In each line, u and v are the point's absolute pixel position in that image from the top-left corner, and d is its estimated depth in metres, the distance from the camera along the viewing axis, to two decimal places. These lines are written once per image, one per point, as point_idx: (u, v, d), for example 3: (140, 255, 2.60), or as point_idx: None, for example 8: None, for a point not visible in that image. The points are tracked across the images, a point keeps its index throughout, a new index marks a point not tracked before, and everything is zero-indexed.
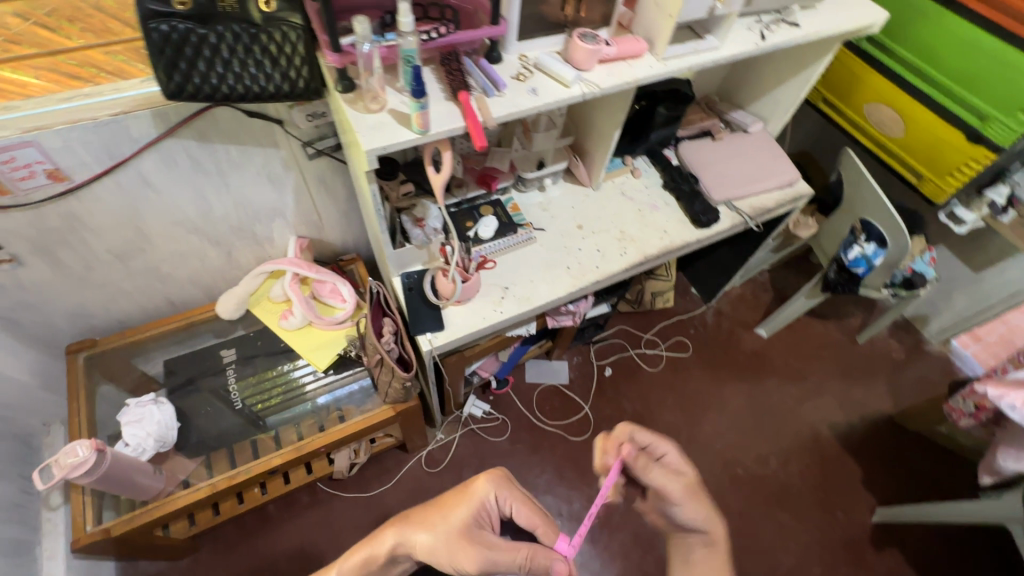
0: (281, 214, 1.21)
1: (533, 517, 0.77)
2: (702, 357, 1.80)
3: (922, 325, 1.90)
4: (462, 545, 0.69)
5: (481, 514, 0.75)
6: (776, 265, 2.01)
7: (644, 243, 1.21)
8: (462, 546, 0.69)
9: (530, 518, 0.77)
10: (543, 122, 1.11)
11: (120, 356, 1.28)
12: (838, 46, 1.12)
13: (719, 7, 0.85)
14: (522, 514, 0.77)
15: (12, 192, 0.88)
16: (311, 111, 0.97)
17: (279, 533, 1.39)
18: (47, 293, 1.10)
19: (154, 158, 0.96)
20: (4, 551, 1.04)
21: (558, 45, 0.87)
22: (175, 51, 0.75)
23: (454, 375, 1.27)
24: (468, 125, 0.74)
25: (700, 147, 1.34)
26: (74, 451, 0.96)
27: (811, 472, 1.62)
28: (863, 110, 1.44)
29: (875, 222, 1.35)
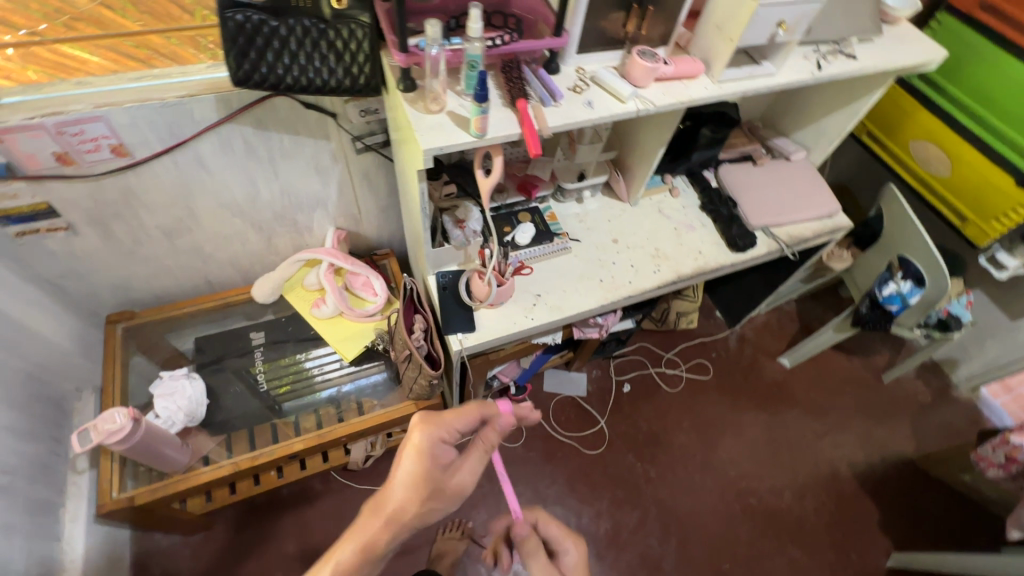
0: (322, 204, 1.23)
1: (471, 415, 0.78)
2: (722, 381, 1.78)
3: (950, 368, 1.86)
4: (417, 451, 0.71)
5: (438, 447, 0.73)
6: (804, 296, 1.98)
7: (678, 262, 1.20)
8: (416, 450, 0.71)
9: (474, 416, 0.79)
10: (589, 135, 1.12)
11: (155, 330, 1.32)
12: (891, 81, 1.11)
13: (781, 34, 0.86)
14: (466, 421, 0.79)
15: (77, 163, 0.92)
16: (364, 107, 1.00)
17: (290, 518, 1.41)
18: (96, 263, 1.14)
19: (212, 141, 0.99)
20: (32, 509, 1.07)
21: (613, 60, 0.89)
22: (247, 40, 0.78)
23: (477, 377, 1.28)
24: (524, 132, 0.76)
25: (740, 171, 1.34)
26: (112, 418, 1.00)
27: (826, 509, 1.59)
28: (909, 146, 1.43)
29: (914, 260, 1.33)
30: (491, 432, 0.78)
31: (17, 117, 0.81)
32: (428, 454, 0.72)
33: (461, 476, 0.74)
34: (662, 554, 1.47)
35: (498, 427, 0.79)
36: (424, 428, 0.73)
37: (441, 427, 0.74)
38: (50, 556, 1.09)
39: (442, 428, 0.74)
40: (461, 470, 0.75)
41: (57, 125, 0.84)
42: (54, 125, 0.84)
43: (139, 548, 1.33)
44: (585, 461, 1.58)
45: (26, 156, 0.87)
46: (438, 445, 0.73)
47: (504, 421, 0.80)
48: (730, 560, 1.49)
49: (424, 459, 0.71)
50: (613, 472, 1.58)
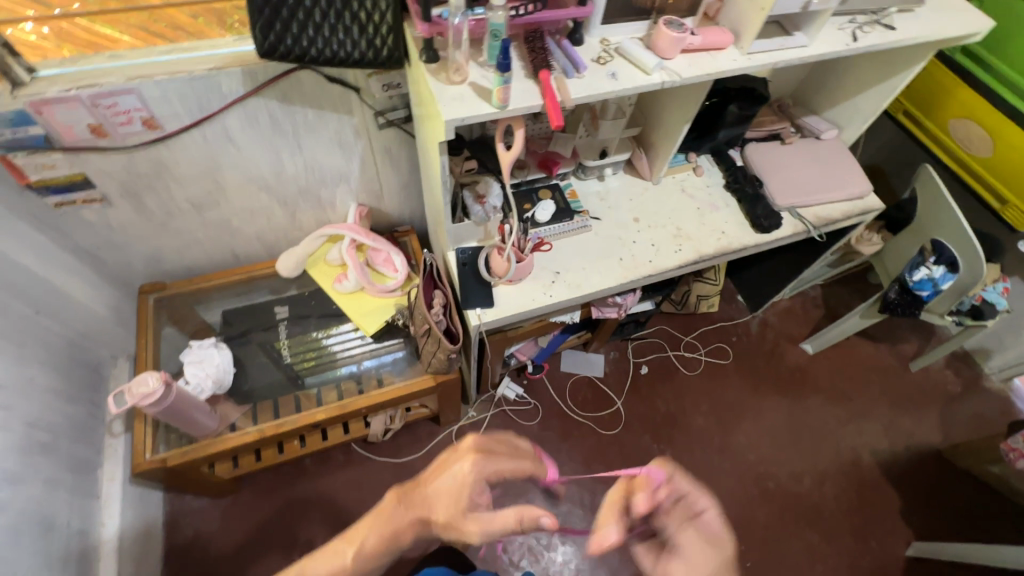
0: (345, 180, 1.25)
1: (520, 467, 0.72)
2: (742, 365, 1.76)
3: (982, 358, 1.80)
4: (459, 475, 0.67)
5: (478, 485, 0.68)
6: (830, 281, 1.94)
7: (700, 242, 1.19)
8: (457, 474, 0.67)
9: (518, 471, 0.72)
10: (612, 110, 1.10)
11: (185, 302, 1.36)
12: (932, 54, 1.06)
13: (815, 1, 0.83)
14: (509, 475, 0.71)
15: (111, 135, 0.95)
16: (387, 81, 1.01)
17: (313, 486, 1.46)
18: (130, 234, 1.17)
19: (239, 115, 1.00)
20: (74, 468, 1.13)
21: (640, 31, 0.87)
22: (273, 12, 0.78)
23: (495, 354, 1.29)
24: (546, 103, 0.75)
25: (767, 150, 1.30)
26: (144, 381, 1.04)
27: (846, 496, 1.57)
28: (948, 125, 1.37)
29: (948, 244, 1.28)
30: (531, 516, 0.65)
31: (54, 89, 0.84)
32: (466, 480, 0.67)
33: (482, 530, 0.64)
34: None
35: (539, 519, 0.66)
36: (473, 458, 0.68)
37: (490, 461, 0.68)
38: (89, 512, 1.15)
39: (489, 461, 0.68)
40: (487, 527, 0.64)
41: (92, 97, 0.87)
42: (89, 98, 0.86)
43: (172, 510, 1.40)
44: (601, 441, 1.59)
45: (63, 127, 0.90)
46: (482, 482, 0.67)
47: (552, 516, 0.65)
48: (745, 543, 1.49)
49: (459, 485, 0.66)
50: (629, 453, 1.58)
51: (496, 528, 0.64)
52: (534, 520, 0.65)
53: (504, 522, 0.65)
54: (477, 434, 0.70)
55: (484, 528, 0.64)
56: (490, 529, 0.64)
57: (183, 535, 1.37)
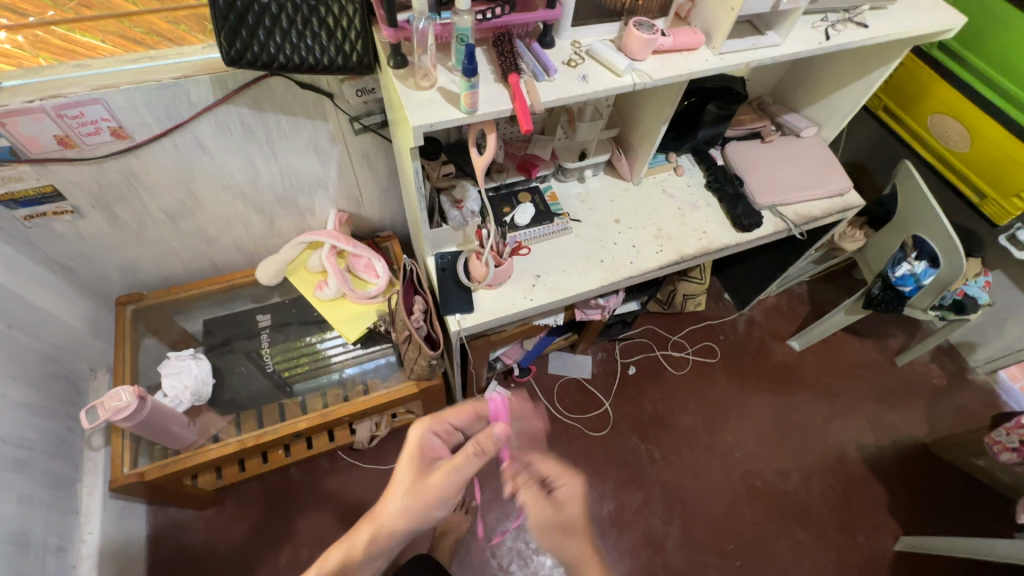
0: (323, 186, 1.24)
1: (465, 412, 0.88)
2: (729, 363, 1.76)
3: (968, 352, 1.81)
4: (414, 441, 0.83)
5: (429, 440, 0.84)
6: (816, 277, 1.94)
7: (681, 242, 1.18)
8: (411, 443, 0.83)
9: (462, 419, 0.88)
10: (589, 112, 1.10)
11: (164, 311, 1.34)
12: (908, 50, 1.06)
13: (785, 0, 0.83)
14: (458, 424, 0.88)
15: (79, 146, 0.93)
16: (361, 86, 0.99)
17: (299, 495, 1.44)
18: (104, 245, 1.16)
19: (211, 123, 0.99)
20: (50, 484, 1.11)
21: (611, 33, 0.86)
22: (238, 19, 0.77)
23: (479, 359, 1.28)
24: (515, 107, 0.74)
25: (748, 149, 1.30)
26: (117, 396, 1.03)
27: (834, 492, 1.57)
28: (927, 121, 1.38)
29: (929, 240, 1.28)
30: (484, 438, 0.80)
31: (17, 100, 0.82)
32: (421, 442, 0.83)
33: (452, 472, 0.78)
34: (664, 535, 1.48)
35: (492, 436, 0.81)
36: (423, 422, 0.85)
37: (438, 422, 0.86)
38: (68, 528, 1.13)
39: (435, 422, 0.85)
40: (453, 466, 0.79)
41: (56, 108, 0.85)
42: (54, 108, 0.85)
43: (154, 522, 1.39)
44: (589, 442, 1.59)
45: (28, 139, 0.88)
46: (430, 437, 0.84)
47: (498, 428, 0.81)
48: (733, 542, 1.49)
49: (417, 449, 0.82)
50: (617, 454, 1.58)
51: (461, 464, 0.79)
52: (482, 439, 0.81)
53: (468, 460, 0.79)
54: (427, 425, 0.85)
55: (450, 471, 0.78)
56: (454, 465, 0.79)
57: (167, 548, 1.36)
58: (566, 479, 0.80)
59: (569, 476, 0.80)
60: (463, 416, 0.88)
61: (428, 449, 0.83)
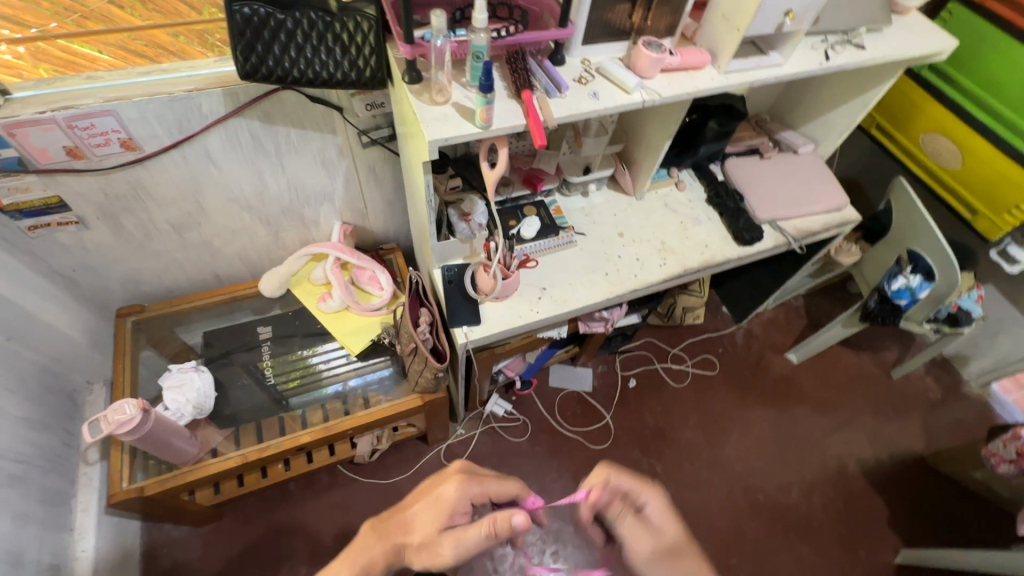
0: (329, 199, 1.24)
1: (506, 486, 0.80)
2: (729, 376, 1.77)
3: (960, 365, 1.84)
4: (443, 499, 0.75)
5: (460, 503, 0.75)
6: (811, 291, 1.97)
7: (684, 255, 1.20)
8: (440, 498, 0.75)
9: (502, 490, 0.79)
10: (594, 127, 1.12)
11: (164, 324, 1.33)
12: (901, 71, 1.10)
13: (788, 23, 0.85)
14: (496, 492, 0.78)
15: (87, 157, 0.93)
16: (370, 100, 1.01)
17: (298, 510, 1.42)
18: (107, 257, 1.15)
19: (220, 135, 0.99)
20: (45, 501, 1.09)
21: (619, 52, 0.89)
22: (254, 34, 0.78)
23: (483, 371, 1.28)
24: (529, 124, 0.76)
25: (747, 164, 1.33)
26: (121, 409, 1.01)
27: (835, 505, 1.58)
28: (919, 139, 1.42)
29: (924, 254, 1.31)
30: (504, 522, 0.67)
31: (28, 111, 0.82)
32: (452, 502, 0.74)
33: (455, 543, 0.69)
34: None
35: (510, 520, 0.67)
36: (456, 479, 0.77)
37: (476, 486, 0.77)
38: (62, 546, 1.10)
39: (472, 485, 0.76)
40: (460, 536, 0.69)
41: (68, 119, 0.85)
42: (65, 120, 0.85)
43: (149, 540, 1.35)
44: (591, 456, 1.58)
45: (37, 150, 0.88)
46: (464, 500, 0.75)
47: (520, 514, 0.67)
48: (737, 555, 1.48)
49: (446, 507, 0.74)
50: (619, 467, 1.58)
51: (468, 536, 0.69)
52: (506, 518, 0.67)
53: (476, 533, 0.68)
54: (462, 464, 0.81)
55: (456, 540, 0.69)
56: (463, 537, 0.69)
57: (162, 566, 1.32)
58: (650, 494, 0.77)
59: (652, 490, 0.77)
60: (504, 488, 0.79)
61: (457, 513, 0.74)
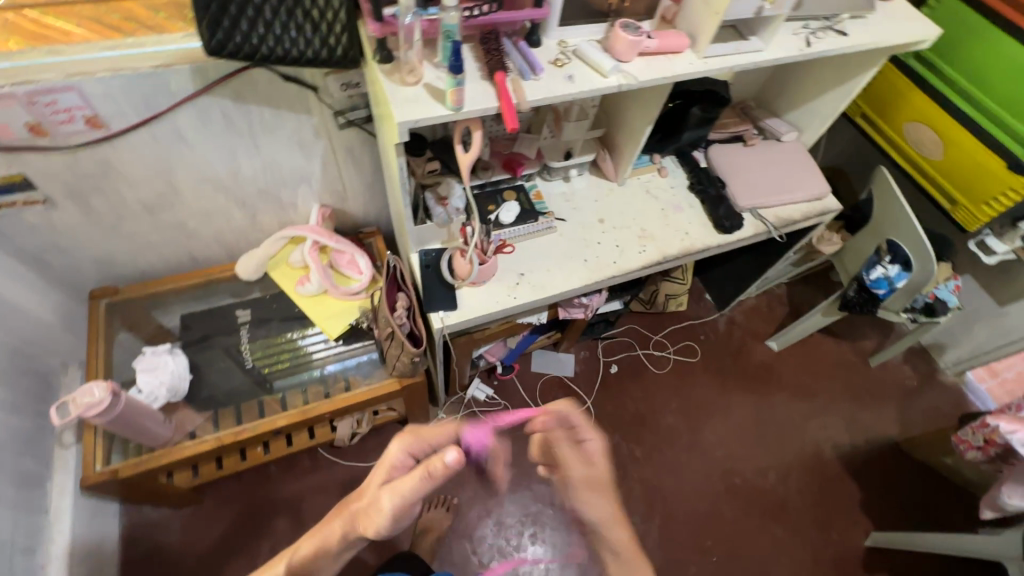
0: (307, 181, 1.22)
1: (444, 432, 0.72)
2: (709, 363, 1.79)
3: (938, 353, 1.87)
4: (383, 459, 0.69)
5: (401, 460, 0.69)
6: (794, 279, 1.98)
7: (664, 242, 1.20)
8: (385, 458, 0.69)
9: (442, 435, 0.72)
10: (575, 112, 1.10)
11: (140, 306, 1.31)
12: (882, 60, 1.10)
13: (768, 7, 0.84)
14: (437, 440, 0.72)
15: (51, 134, 0.90)
16: (345, 80, 0.99)
17: (278, 493, 1.43)
18: (78, 237, 1.13)
19: (190, 114, 0.97)
20: (18, 482, 1.08)
21: (597, 33, 0.87)
22: (220, 8, 0.75)
23: (462, 356, 1.29)
24: (502, 105, 0.74)
25: (731, 152, 1.32)
26: (90, 391, 1.00)
27: (809, 490, 1.61)
28: (902, 128, 1.42)
29: (902, 244, 1.32)
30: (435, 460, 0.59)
31: None
32: (394, 459, 0.69)
33: (395, 495, 0.61)
34: (645, 532, 1.50)
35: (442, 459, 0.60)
36: (400, 438, 0.70)
37: (418, 441, 0.70)
38: (37, 527, 1.10)
39: (415, 442, 0.70)
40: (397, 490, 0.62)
41: (28, 94, 0.83)
42: (26, 95, 0.83)
43: (128, 521, 1.36)
44: None
45: None
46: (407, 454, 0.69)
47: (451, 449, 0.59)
48: (712, 537, 1.51)
49: (389, 465, 0.69)
50: None
51: (405, 485, 0.61)
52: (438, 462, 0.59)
53: (409, 483, 0.62)
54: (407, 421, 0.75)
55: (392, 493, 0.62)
56: (400, 486, 0.62)
57: (141, 547, 1.33)
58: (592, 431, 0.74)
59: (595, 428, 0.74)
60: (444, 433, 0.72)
61: (398, 468, 0.69)
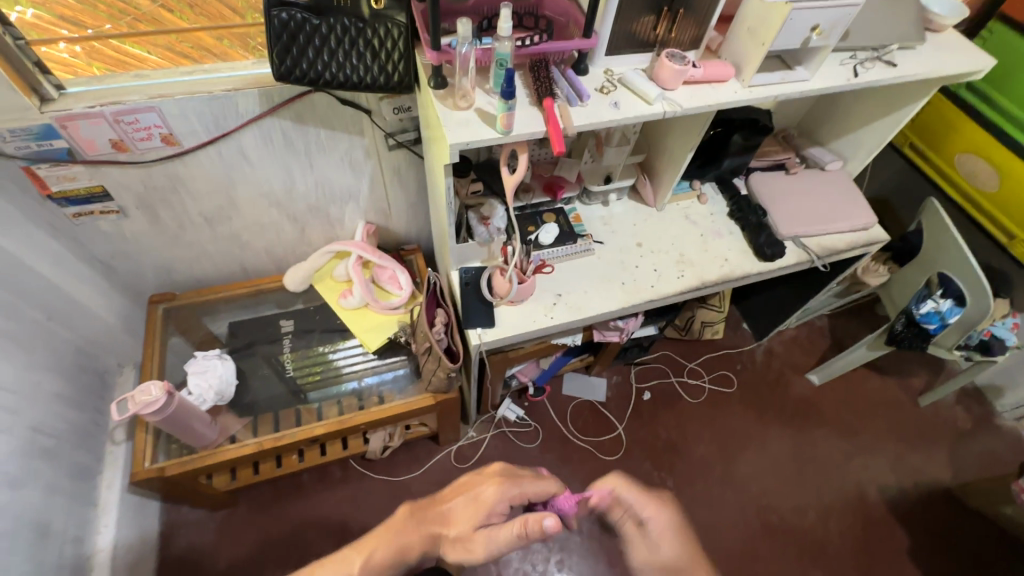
0: (354, 199, 1.28)
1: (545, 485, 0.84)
2: (746, 394, 1.74)
3: (994, 396, 1.76)
4: (482, 499, 0.78)
5: (500, 504, 0.78)
6: (836, 311, 1.92)
7: (702, 268, 1.19)
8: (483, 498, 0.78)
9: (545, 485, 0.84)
10: (616, 137, 1.13)
11: (192, 312, 1.38)
12: (935, 90, 1.08)
13: (815, 38, 0.85)
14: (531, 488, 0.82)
15: (131, 150, 0.98)
16: (397, 104, 1.04)
17: (309, 502, 1.45)
18: (144, 245, 1.21)
19: (255, 134, 1.04)
20: (73, 475, 1.14)
21: (643, 63, 0.90)
22: (290, 38, 0.81)
23: (496, 374, 1.30)
24: (549, 130, 0.77)
25: (772, 179, 1.31)
26: (148, 390, 1.06)
27: (852, 533, 1.53)
28: (953, 159, 1.38)
29: (955, 278, 1.27)
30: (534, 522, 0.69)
31: (80, 105, 0.88)
32: (493, 502, 0.78)
33: (489, 539, 0.72)
34: None
35: (541, 521, 0.69)
36: (500, 485, 0.79)
37: (514, 488, 0.80)
38: (86, 519, 1.15)
39: (511, 488, 0.79)
40: (493, 535, 0.73)
41: (114, 113, 0.90)
42: (112, 114, 0.90)
43: (167, 521, 1.40)
44: (601, 465, 1.58)
45: (86, 142, 0.94)
46: (504, 502, 0.78)
47: (551, 517, 0.69)
48: None
49: (487, 505, 0.77)
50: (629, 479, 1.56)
51: (501, 535, 0.72)
52: (537, 522, 0.69)
53: (506, 533, 0.72)
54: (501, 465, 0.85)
55: (490, 536, 0.73)
56: (495, 531, 0.73)
57: (177, 547, 1.37)
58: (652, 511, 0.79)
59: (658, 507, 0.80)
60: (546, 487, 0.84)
61: (495, 512, 0.77)
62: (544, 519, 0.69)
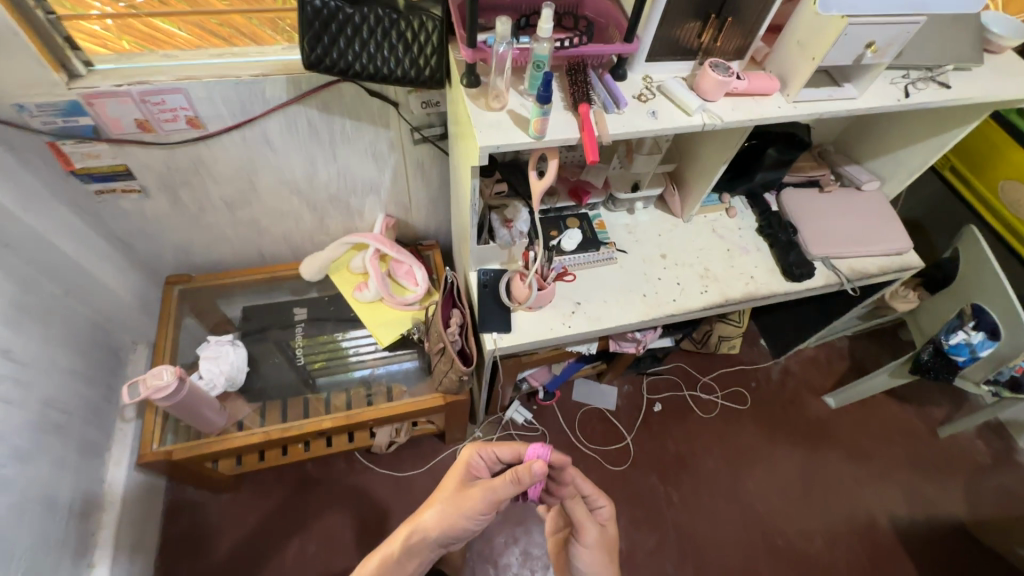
0: (375, 191, 1.26)
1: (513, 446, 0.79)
2: (759, 412, 1.70)
3: (1017, 432, 1.71)
4: (461, 459, 0.79)
5: (478, 462, 0.78)
6: (857, 334, 1.87)
7: (726, 284, 1.15)
8: (458, 461, 0.79)
9: (511, 449, 0.79)
10: (647, 145, 1.08)
11: (208, 294, 1.38)
12: (986, 115, 1.03)
13: (869, 55, 0.81)
14: (506, 454, 0.79)
15: (156, 131, 0.97)
16: (426, 99, 1.02)
17: (312, 490, 1.45)
18: (164, 225, 1.20)
19: (280, 121, 1.02)
20: (82, 450, 1.14)
21: (684, 71, 0.86)
22: (322, 26, 0.79)
23: (507, 378, 1.27)
24: (583, 137, 0.74)
25: (805, 197, 1.27)
26: (159, 374, 1.06)
27: (860, 562, 1.49)
28: (996, 186, 1.33)
29: (990, 310, 1.22)
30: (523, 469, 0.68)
31: (107, 83, 0.86)
32: (470, 461, 0.78)
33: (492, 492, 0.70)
34: None
35: (532, 469, 0.68)
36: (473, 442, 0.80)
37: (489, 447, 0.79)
38: (92, 494, 1.16)
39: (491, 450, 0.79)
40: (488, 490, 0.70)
41: (141, 93, 0.89)
42: (138, 93, 0.89)
43: (172, 499, 1.41)
44: (607, 475, 1.55)
45: (111, 120, 0.92)
46: (480, 460, 0.78)
47: (539, 461, 0.68)
48: None
49: (464, 467, 0.78)
50: (635, 491, 1.54)
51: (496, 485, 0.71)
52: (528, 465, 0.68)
53: (504, 485, 0.70)
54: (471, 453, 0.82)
55: (485, 490, 0.70)
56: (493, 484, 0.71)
57: (180, 526, 1.37)
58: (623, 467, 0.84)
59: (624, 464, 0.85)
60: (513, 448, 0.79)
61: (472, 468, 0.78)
62: (532, 463, 0.68)
